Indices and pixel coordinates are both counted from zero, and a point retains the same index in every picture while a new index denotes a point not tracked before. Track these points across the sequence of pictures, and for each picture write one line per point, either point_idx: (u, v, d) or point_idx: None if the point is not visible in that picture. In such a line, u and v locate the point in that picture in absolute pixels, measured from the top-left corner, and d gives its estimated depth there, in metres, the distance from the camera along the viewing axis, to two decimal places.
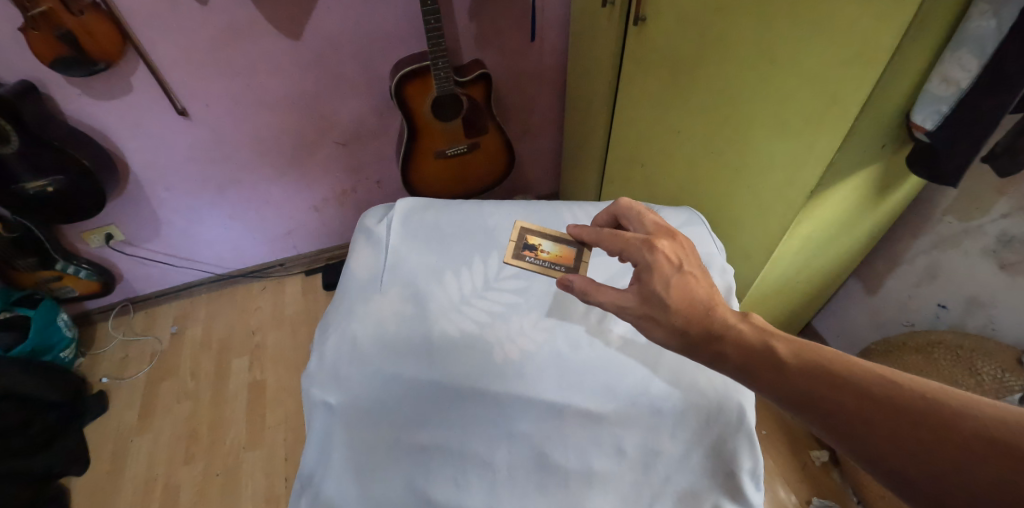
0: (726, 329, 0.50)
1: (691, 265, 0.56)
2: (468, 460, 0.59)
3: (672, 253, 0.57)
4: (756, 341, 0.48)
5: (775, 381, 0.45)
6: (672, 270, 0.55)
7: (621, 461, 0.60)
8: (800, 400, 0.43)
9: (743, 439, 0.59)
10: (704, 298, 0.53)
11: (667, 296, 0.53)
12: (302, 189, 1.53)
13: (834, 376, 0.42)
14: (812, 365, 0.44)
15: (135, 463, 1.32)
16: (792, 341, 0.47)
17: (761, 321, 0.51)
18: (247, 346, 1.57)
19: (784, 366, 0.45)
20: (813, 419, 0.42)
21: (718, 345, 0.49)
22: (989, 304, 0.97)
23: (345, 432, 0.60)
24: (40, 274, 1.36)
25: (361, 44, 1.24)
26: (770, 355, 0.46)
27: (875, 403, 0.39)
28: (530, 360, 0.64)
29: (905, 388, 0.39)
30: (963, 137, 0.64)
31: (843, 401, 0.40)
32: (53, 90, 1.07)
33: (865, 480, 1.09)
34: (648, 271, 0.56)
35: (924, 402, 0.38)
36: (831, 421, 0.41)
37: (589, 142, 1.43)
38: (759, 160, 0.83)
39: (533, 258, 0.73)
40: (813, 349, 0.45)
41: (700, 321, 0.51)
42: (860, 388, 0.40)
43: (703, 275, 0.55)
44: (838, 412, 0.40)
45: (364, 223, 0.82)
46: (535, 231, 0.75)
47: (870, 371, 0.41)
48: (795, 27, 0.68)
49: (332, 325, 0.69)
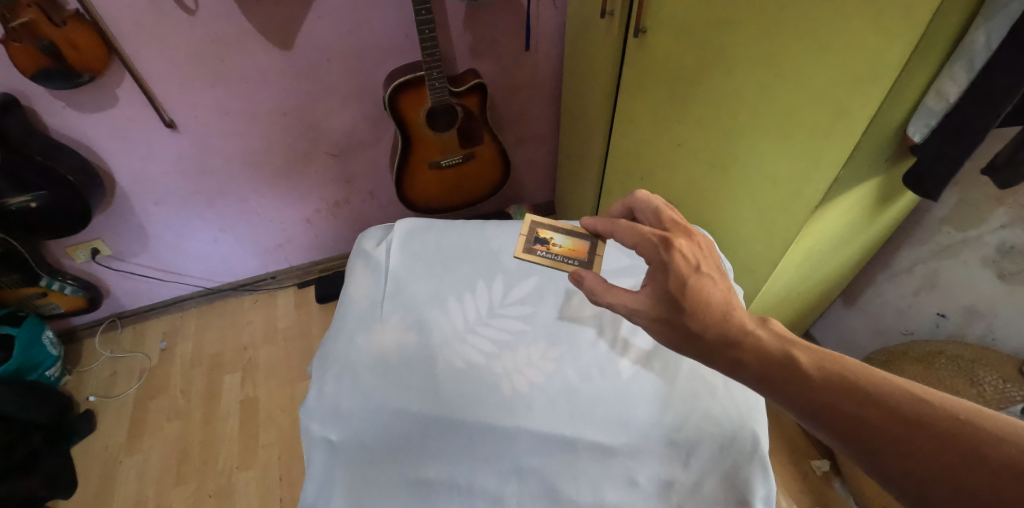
0: (744, 336, 0.48)
1: (709, 266, 0.54)
2: (475, 496, 0.57)
3: (689, 253, 0.54)
4: (776, 349, 0.46)
5: (795, 392, 0.43)
6: (689, 271, 0.53)
7: (634, 492, 0.57)
8: (820, 414, 0.41)
9: (756, 468, 0.57)
10: (721, 302, 0.51)
11: (682, 298, 0.52)
12: (295, 201, 1.50)
13: (860, 391, 0.40)
14: (837, 379, 0.41)
15: (124, 484, 1.28)
16: (814, 352, 0.45)
17: (780, 328, 0.49)
18: (239, 362, 1.53)
19: (806, 377, 0.43)
20: (833, 435, 0.40)
21: (734, 352, 0.48)
22: (988, 314, 0.98)
23: (346, 470, 0.58)
24: (24, 291, 1.31)
25: (354, 54, 1.21)
26: (790, 365, 0.44)
27: (903, 422, 0.37)
28: (538, 392, 0.63)
29: (935, 407, 0.37)
30: (951, 153, 0.64)
31: (868, 418, 0.38)
32: (35, 103, 1.04)
33: (866, 490, 1.09)
34: (663, 271, 0.54)
35: (958, 425, 0.35)
36: (852, 438, 0.39)
37: (586, 151, 1.42)
38: (761, 173, 0.83)
39: (544, 251, 0.74)
40: (838, 361, 0.43)
41: (716, 325, 0.49)
42: (887, 405, 0.38)
43: (720, 278, 0.53)
44: (862, 429, 0.38)
45: (361, 246, 0.80)
46: (546, 225, 0.76)
47: (900, 388, 0.39)
48: (802, 47, 0.67)
49: (331, 357, 0.67)
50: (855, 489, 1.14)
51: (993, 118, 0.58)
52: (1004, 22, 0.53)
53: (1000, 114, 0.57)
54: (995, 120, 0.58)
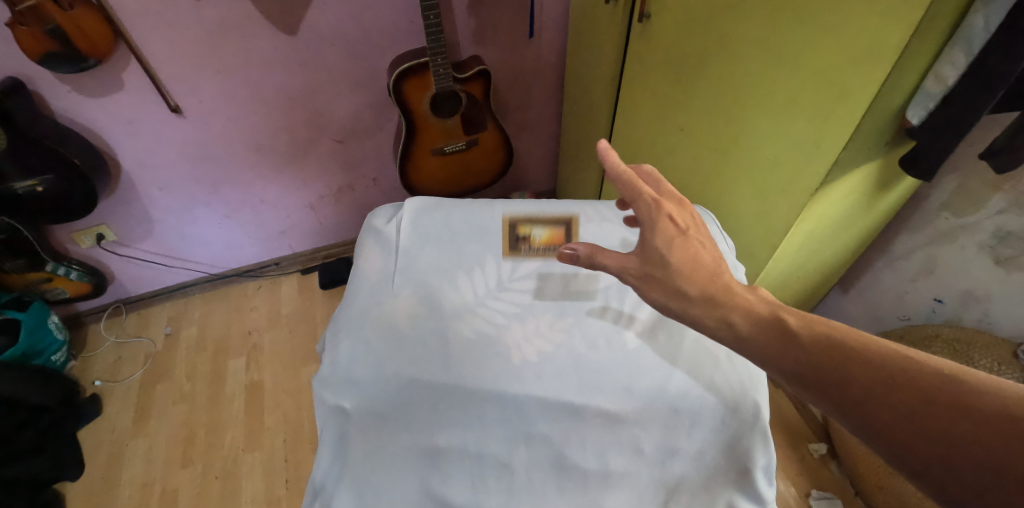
0: (734, 298, 0.48)
1: (697, 233, 0.55)
2: (484, 461, 0.59)
3: (679, 217, 0.56)
4: (766, 311, 0.46)
5: (785, 356, 0.43)
6: (676, 232, 0.54)
7: (638, 459, 0.60)
8: (807, 377, 0.41)
9: (757, 438, 0.60)
10: (710, 265, 0.52)
11: (667, 254, 0.53)
12: (299, 187, 1.51)
13: (846, 352, 0.40)
14: (825, 339, 0.42)
15: (132, 465, 1.30)
16: (804, 316, 0.45)
17: (768, 295, 0.50)
18: (243, 346, 1.55)
19: (795, 337, 0.43)
20: (816, 393, 0.40)
21: (723, 312, 0.48)
22: (984, 299, 1.00)
23: (358, 434, 0.60)
24: (30, 276, 1.32)
25: (359, 39, 1.22)
26: (780, 326, 0.45)
27: (886, 379, 0.37)
28: (548, 361, 0.65)
29: (919, 364, 0.36)
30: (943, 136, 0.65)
31: (851, 376, 0.38)
32: (40, 87, 1.04)
33: (862, 472, 1.11)
34: (650, 230, 0.55)
35: (943, 380, 0.35)
36: (837, 397, 0.39)
37: (590, 139, 1.42)
38: (761, 155, 0.84)
39: (528, 247, 0.78)
40: (826, 322, 0.43)
41: (702, 283, 0.50)
42: (870, 363, 0.38)
43: (709, 244, 0.55)
44: (844, 385, 0.38)
45: (371, 222, 0.82)
46: (523, 220, 0.80)
47: (885, 347, 0.39)
48: (806, 30, 0.68)
49: (343, 329, 0.69)
50: (850, 471, 1.16)
51: (986, 102, 0.60)
52: (1003, 5, 0.54)
53: (995, 94, 0.59)
54: (992, 100, 0.59)
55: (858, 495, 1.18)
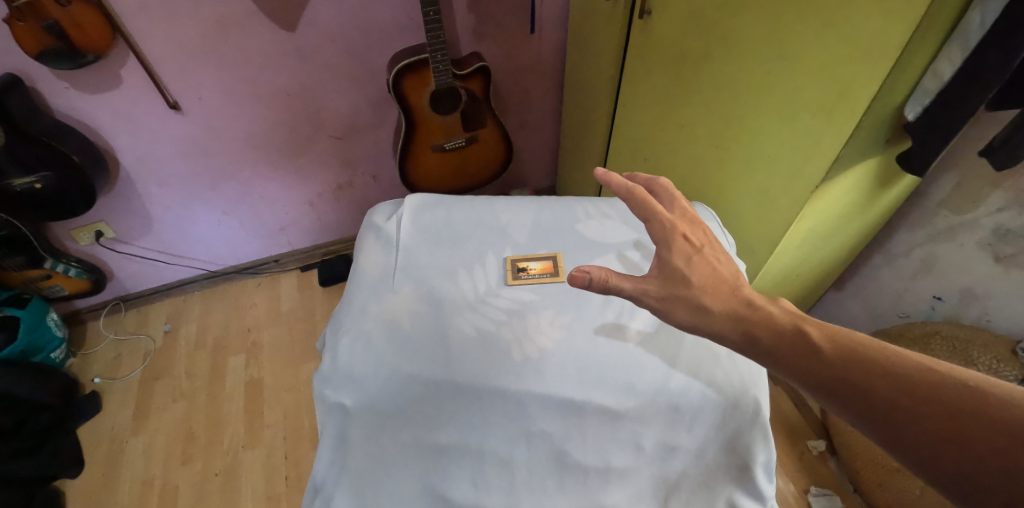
0: (754, 310, 0.48)
1: (713, 250, 0.55)
2: (484, 458, 0.59)
3: (694, 236, 0.55)
4: (787, 324, 0.46)
5: (804, 366, 0.42)
6: (693, 250, 0.54)
7: (639, 457, 0.60)
8: (832, 389, 0.40)
9: (757, 435, 0.60)
10: (729, 279, 0.52)
11: (688, 273, 0.52)
12: (298, 184, 1.50)
13: (872, 365, 0.39)
14: (849, 352, 0.41)
15: (132, 462, 1.30)
16: (823, 326, 0.45)
17: (790, 306, 0.49)
18: (242, 344, 1.55)
19: (817, 350, 0.42)
20: (842, 407, 0.40)
21: (746, 326, 0.47)
22: (983, 297, 1.00)
23: (358, 431, 0.60)
24: (28, 273, 1.31)
25: (358, 35, 1.21)
26: (802, 339, 0.44)
27: (915, 392, 0.36)
28: (549, 359, 0.64)
29: (946, 377, 0.36)
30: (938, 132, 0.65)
31: (878, 389, 0.38)
32: (38, 83, 1.04)
33: (861, 469, 1.12)
34: (667, 248, 0.54)
35: (971, 392, 0.34)
36: (865, 410, 0.38)
37: (590, 136, 1.42)
38: (761, 152, 0.84)
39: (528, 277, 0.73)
40: (848, 335, 0.43)
41: (724, 298, 0.50)
42: (897, 376, 0.38)
43: (726, 260, 0.54)
44: (872, 400, 0.38)
45: (372, 220, 0.82)
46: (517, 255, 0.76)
47: (910, 359, 0.39)
48: (807, 26, 0.67)
49: (344, 326, 0.69)
50: (849, 469, 1.16)
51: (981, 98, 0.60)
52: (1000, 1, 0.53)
53: (990, 92, 0.59)
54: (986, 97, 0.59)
55: (856, 492, 1.18)
